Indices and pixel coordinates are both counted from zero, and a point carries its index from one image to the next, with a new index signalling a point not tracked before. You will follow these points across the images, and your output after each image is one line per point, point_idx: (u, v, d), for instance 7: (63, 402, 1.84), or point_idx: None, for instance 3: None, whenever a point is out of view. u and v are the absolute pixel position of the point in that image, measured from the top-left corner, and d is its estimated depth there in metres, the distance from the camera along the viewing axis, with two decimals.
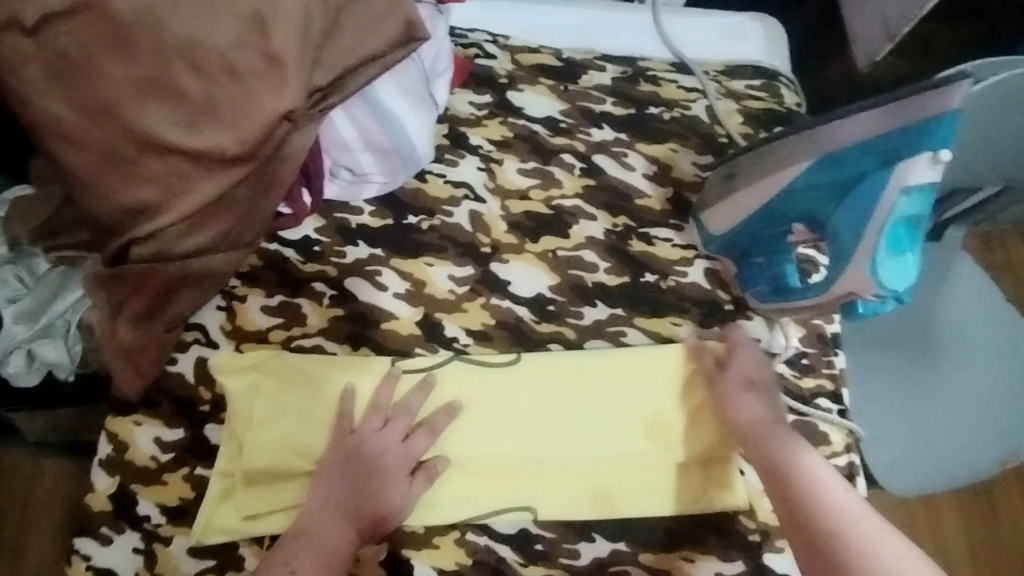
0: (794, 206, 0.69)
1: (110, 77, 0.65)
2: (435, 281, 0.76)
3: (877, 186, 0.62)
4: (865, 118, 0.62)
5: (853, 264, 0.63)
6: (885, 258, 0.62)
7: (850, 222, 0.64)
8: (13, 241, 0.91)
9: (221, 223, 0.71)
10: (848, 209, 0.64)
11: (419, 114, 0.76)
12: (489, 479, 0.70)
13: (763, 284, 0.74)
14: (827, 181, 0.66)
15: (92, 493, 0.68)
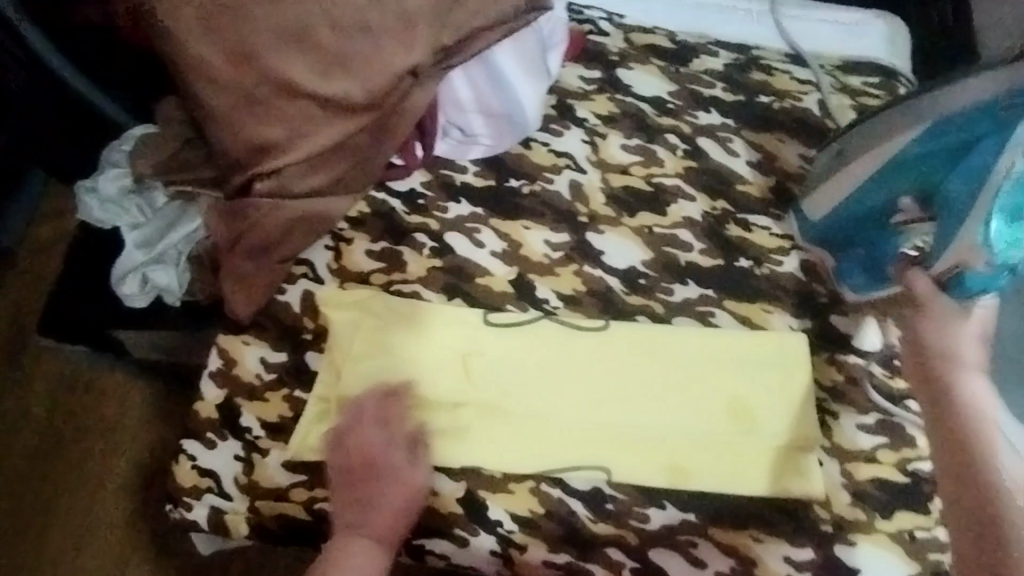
0: (902, 175, 0.67)
1: (255, 20, 0.70)
2: (531, 244, 0.79)
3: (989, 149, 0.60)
4: (981, 80, 0.59)
5: (964, 227, 0.60)
6: (998, 223, 0.59)
7: (964, 186, 0.62)
8: (137, 176, 0.95)
9: (337, 167, 0.76)
10: (968, 166, 0.62)
11: (533, 81, 0.78)
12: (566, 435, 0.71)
13: (860, 276, 0.74)
14: (940, 141, 0.63)
15: (201, 401, 0.74)
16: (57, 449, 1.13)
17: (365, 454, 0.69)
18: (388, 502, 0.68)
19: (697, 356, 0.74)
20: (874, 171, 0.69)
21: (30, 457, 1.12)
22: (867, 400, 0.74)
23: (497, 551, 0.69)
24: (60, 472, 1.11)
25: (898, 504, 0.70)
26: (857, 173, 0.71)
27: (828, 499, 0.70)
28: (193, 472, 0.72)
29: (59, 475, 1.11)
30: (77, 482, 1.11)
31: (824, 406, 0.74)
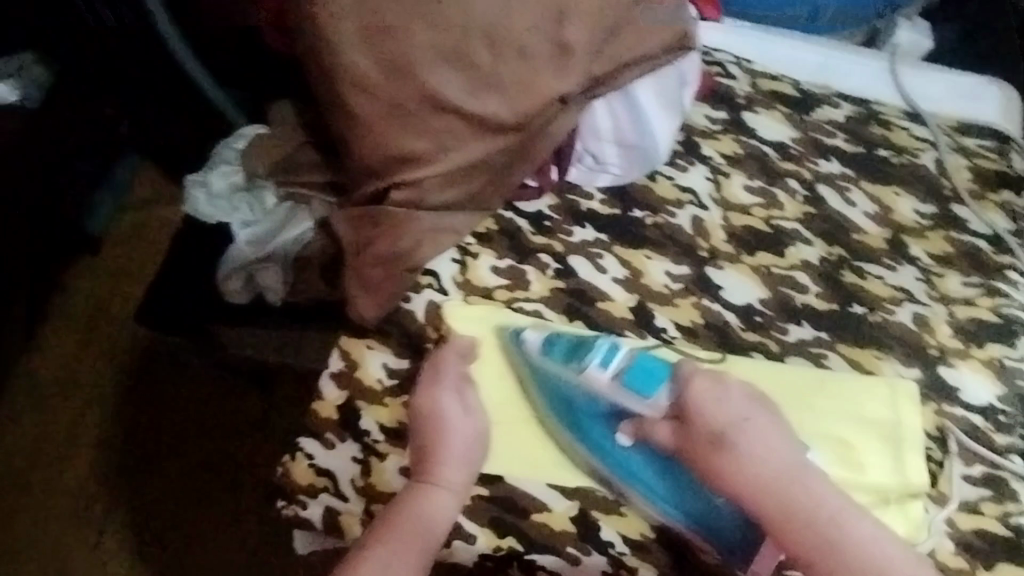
0: (576, 427, 0.73)
1: (418, 40, 0.73)
2: (651, 273, 0.80)
3: (564, 376, 0.74)
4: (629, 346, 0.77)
5: (625, 400, 0.73)
6: (630, 376, 0.73)
7: (593, 422, 0.73)
8: (250, 174, 0.97)
9: (473, 183, 0.79)
10: (575, 405, 0.74)
11: (666, 117, 0.81)
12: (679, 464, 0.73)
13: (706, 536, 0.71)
14: (571, 395, 0.74)
15: (321, 401, 0.76)
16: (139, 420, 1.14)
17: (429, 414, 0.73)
18: (467, 455, 0.72)
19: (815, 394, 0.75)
20: (545, 403, 0.75)
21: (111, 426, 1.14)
22: (971, 452, 0.75)
23: (608, 571, 0.71)
24: (143, 445, 1.13)
25: (1005, 557, 0.71)
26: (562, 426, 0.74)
27: (933, 552, 0.70)
28: (310, 471, 0.74)
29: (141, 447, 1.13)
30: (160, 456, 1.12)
31: (930, 453, 0.75)
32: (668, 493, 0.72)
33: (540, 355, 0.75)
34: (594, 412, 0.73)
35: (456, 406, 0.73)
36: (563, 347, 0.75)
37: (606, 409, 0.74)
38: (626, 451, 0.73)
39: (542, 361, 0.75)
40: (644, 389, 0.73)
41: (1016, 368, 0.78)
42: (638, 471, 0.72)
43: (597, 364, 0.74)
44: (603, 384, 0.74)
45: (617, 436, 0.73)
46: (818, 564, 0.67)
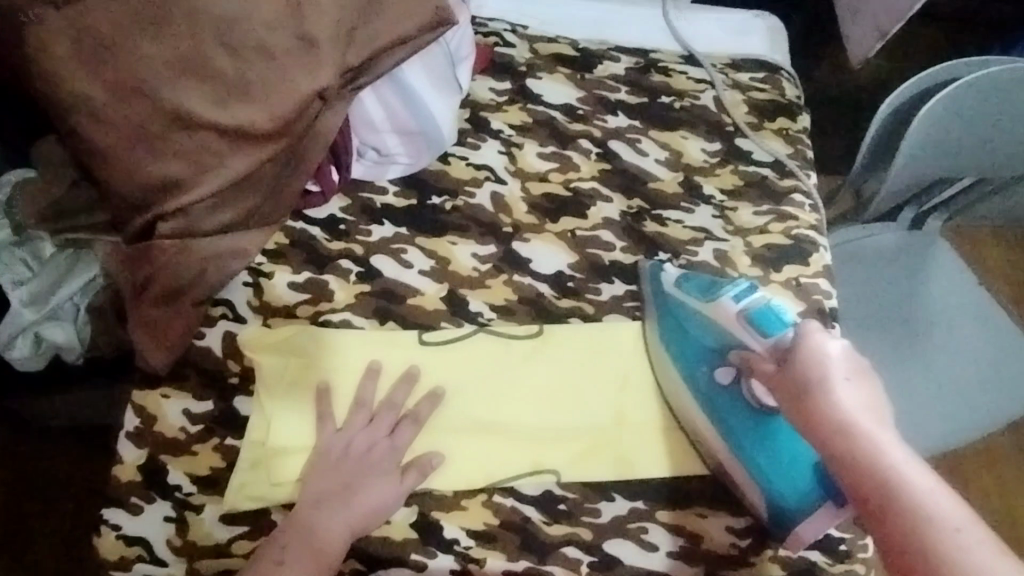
0: (694, 357, 0.74)
1: (144, 53, 0.65)
2: (458, 258, 0.78)
3: (680, 309, 0.75)
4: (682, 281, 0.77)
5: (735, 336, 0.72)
6: (754, 315, 0.72)
7: (694, 360, 0.74)
8: (17, 225, 0.86)
9: (248, 200, 0.73)
10: (691, 347, 0.74)
11: (442, 97, 0.78)
12: (511, 444, 0.74)
13: (786, 495, 0.69)
14: (686, 323, 0.75)
15: (120, 465, 0.69)
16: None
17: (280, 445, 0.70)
18: (332, 470, 0.69)
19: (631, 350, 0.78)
20: (660, 326, 0.76)
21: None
22: None
23: (456, 569, 0.70)
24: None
25: None
26: (661, 343, 0.76)
27: None
28: (120, 543, 0.67)
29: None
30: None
31: None
32: (791, 457, 0.70)
33: (676, 288, 0.76)
34: (702, 345, 0.74)
35: (323, 426, 0.71)
36: (697, 286, 0.76)
37: (708, 341, 0.74)
38: (727, 389, 0.73)
39: (675, 293, 0.76)
40: (757, 324, 0.71)
41: (812, 285, 0.81)
42: (471, 462, 0.73)
43: (729, 299, 0.73)
44: (727, 317, 0.73)
45: (717, 372, 0.74)
46: (881, 521, 0.57)
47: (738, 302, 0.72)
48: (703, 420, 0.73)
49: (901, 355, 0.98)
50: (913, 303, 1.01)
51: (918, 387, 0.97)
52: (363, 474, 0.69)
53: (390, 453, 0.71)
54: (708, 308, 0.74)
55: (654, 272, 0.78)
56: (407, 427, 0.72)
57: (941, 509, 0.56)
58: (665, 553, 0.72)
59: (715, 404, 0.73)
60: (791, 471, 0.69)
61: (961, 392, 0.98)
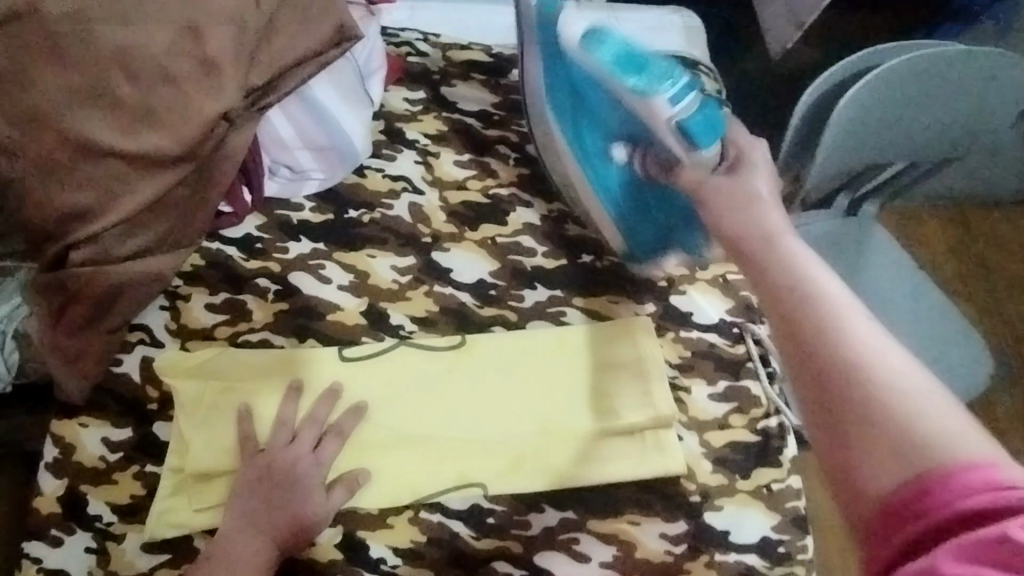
0: (593, 103, 0.76)
1: (43, 83, 0.65)
2: (378, 272, 0.78)
3: (586, 75, 0.74)
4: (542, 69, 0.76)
5: (664, 138, 0.73)
6: (692, 119, 0.71)
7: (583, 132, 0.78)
8: None
9: (161, 224, 0.73)
10: (586, 97, 0.77)
11: (354, 111, 0.79)
12: (437, 457, 0.73)
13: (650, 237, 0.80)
14: (584, 79, 0.75)
15: (40, 497, 0.69)
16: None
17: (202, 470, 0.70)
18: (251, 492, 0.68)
19: (554, 355, 0.77)
20: (552, 76, 0.76)
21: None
22: (714, 369, 0.80)
23: None
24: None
25: (755, 463, 0.77)
26: (546, 100, 0.77)
27: (690, 470, 0.76)
28: None
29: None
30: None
31: (677, 382, 0.79)
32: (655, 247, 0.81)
33: (585, 54, 0.73)
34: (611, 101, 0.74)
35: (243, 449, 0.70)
36: (609, 49, 0.73)
37: (600, 138, 0.78)
38: (616, 160, 0.79)
39: (587, 63, 0.73)
40: (692, 131, 0.71)
41: (738, 282, 0.83)
42: (396, 477, 0.72)
43: (657, 108, 0.71)
44: (659, 118, 0.72)
45: (612, 146, 0.79)
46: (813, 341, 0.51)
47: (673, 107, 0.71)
48: (598, 198, 0.79)
49: None
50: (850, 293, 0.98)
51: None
52: (285, 492, 0.68)
53: (314, 469, 0.70)
54: (631, 104, 0.73)
55: (544, 2, 0.72)
56: (331, 444, 0.71)
57: (886, 351, 0.49)
58: (599, 564, 0.72)
59: (608, 175, 0.79)
60: (654, 206, 0.80)
61: None
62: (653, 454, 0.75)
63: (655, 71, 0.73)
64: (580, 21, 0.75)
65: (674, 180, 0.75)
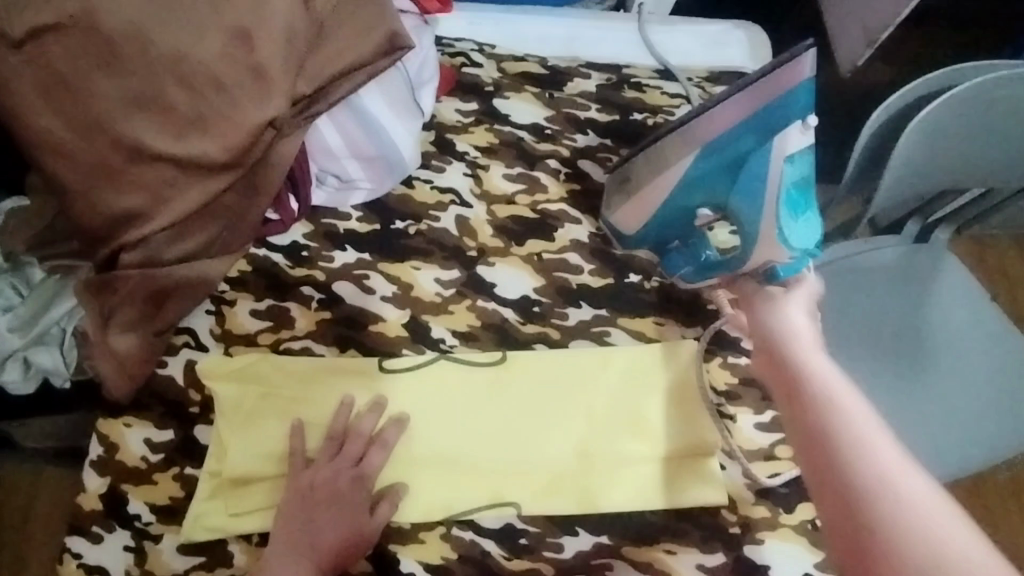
0: (730, 172, 0.68)
1: (101, 89, 0.67)
2: (422, 284, 0.77)
3: (763, 161, 0.64)
4: (737, 102, 0.65)
5: (761, 233, 0.65)
6: (789, 223, 0.63)
7: (691, 186, 0.70)
8: (9, 253, 0.90)
9: (208, 230, 0.74)
10: (716, 157, 0.67)
11: (403, 122, 0.77)
12: (471, 476, 0.71)
13: (685, 267, 0.75)
14: (750, 160, 0.65)
15: (84, 493, 0.70)
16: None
17: (238, 476, 0.69)
18: (291, 508, 0.67)
19: (605, 380, 0.75)
20: (732, 132, 0.65)
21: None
22: (762, 398, 0.76)
23: None
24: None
25: (798, 496, 0.72)
26: (692, 155, 0.69)
27: (734, 502, 0.72)
28: (79, 571, 0.68)
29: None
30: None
31: (723, 410, 0.75)
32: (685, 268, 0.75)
33: (783, 151, 0.63)
34: (749, 193, 0.66)
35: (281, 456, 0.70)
36: (804, 167, 0.63)
37: (693, 193, 0.71)
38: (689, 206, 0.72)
39: (776, 161, 0.63)
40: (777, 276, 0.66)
41: None
42: (430, 492, 0.71)
43: (773, 236, 0.63)
44: (763, 214, 0.64)
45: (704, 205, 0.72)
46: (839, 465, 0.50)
47: (779, 223, 0.63)
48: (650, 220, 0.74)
49: (900, 378, 0.90)
50: (911, 320, 0.93)
51: (926, 411, 0.89)
52: (318, 504, 0.67)
53: (348, 483, 0.69)
54: (762, 211, 0.64)
55: (800, 88, 0.61)
56: (369, 457, 0.70)
57: (908, 475, 0.48)
58: None
59: (673, 210, 0.73)
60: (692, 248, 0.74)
61: (967, 418, 0.89)
62: (694, 482, 0.72)
63: (790, 168, 0.63)
64: (804, 135, 0.62)
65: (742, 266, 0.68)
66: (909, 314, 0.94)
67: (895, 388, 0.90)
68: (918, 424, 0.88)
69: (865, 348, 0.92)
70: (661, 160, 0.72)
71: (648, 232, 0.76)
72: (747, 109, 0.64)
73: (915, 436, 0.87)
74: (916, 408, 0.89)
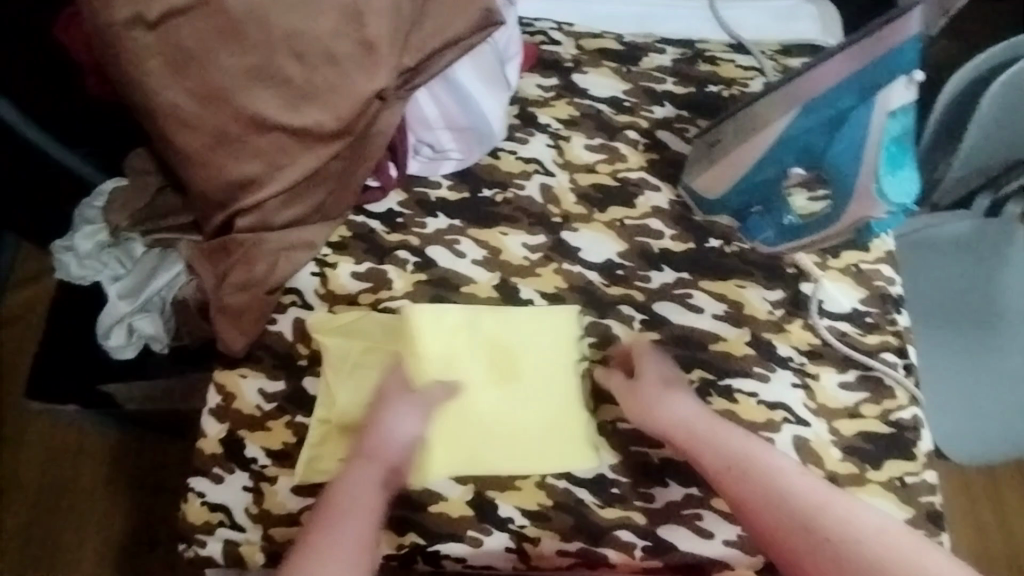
0: (829, 131, 0.70)
1: (222, 62, 0.72)
2: (510, 248, 0.81)
3: (865, 118, 0.67)
4: (839, 61, 0.67)
5: (860, 189, 0.69)
6: (887, 178, 0.69)
7: (786, 149, 0.73)
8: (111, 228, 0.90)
9: (315, 196, 0.79)
10: (814, 118, 0.70)
11: (493, 94, 0.82)
12: (513, 438, 0.74)
13: (769, 231, 0.79)
14: (851, 119, 0.68)
15: (204, 438, 0.75)
16: (68, 499, 1.09)
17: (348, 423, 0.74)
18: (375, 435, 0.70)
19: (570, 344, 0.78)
20: (834, 91, 0.68)
21: (39, 514, 1.08)
22: (844, 358, 0.78)
23: (512, 547, 0.72)
24: (80, 522, 1.08)
25: (888, 453, 0.75)
26: (790, 116, 0.71)
27: (819, 457, 0.75)
28: (204, 508, 0.73)
29: (78, 526, 1.08)
30: (101, 531, 1.08)
31: (805, 369, 0.78)
32: (769, 230, 0.79)
33: (885, 108, 0.66)
34: (847, 149, 0.69)
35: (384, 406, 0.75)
36: (903, 122, 0.68)
37: (787, 155, 0.73)
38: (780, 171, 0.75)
39: (879, 116, 0.67)
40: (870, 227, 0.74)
41: (872, 271, 0.81)
42: (456, 449, 0.73)
43: (871, 191, 0.69)
44: (863, 172, 0.69)
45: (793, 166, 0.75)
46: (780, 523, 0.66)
47: (878, 179, 0.68)
48: (739, 185, 0.77)
49: (969, 348, 0.91)
50: (984, 290, 0.93)
51: (995, 381, 0.89)
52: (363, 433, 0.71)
53: None
54: (862, 165, 0.68)
55: (907, 46, 0.63)
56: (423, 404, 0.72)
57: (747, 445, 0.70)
58: (722, 540, 0.72)
59: (762, 175, 0.76)
60: (775, 210, 0.78)
61: None
62: (774, 439, 0.75)
63: (890, 125, 0.67)
64: (905, 92, 0.66)
65: (836, 223, 0.73)
66: (974, 292, 0.93)
67: (963, 357, 0.91)
68: (987, 392, 0.89)
69: (934, 318, 0.93)
70: (757, 121, 0.73)
71: (734, 197, 0.79)
72: (850, 67, 0.66)
73: (983, 405, 0.88)
74: (982, 385, 0.89)
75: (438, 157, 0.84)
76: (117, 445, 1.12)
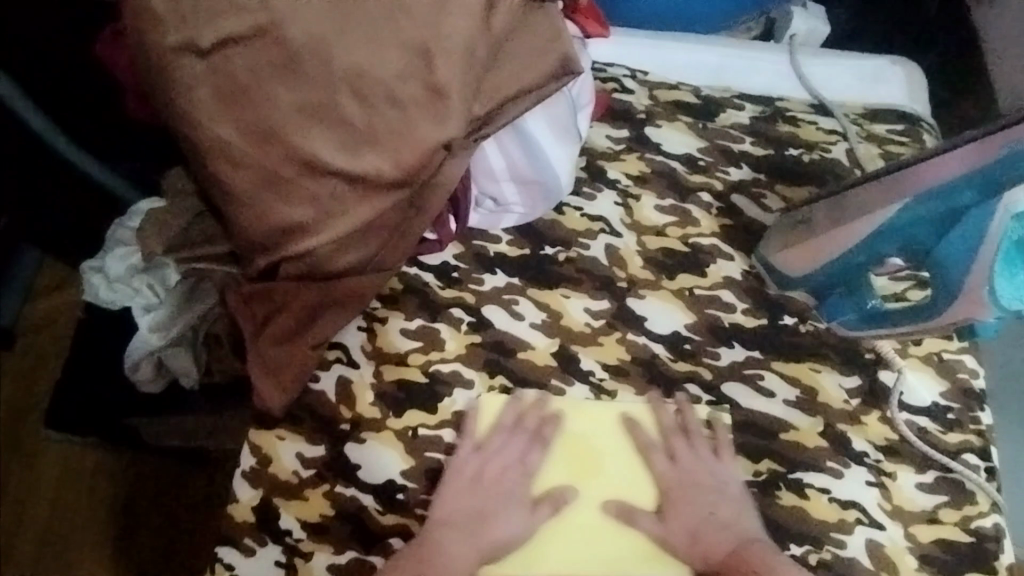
0: (938, 224, 0.65)
1: (279, 99, 0.65)
2: (571, 313, 0.76)
3: (984, 218, 0.61)
4: (963, 152, 0.61)
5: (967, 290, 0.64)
6: (1001, 281, 0.63)
7: (890, 236, 0.67)
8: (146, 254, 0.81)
9: (370, 245, 0.72)
10: (926, 208, 0.64)
11: (564, 147, 0.77)
12: (614, 535, 0.69)
13: (850, 314, 0.74)
14: (968, 215, 0.62)
15: (235, 504, 0.70)
16: (78, 539, 1.02)
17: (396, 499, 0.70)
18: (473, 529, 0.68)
19: (589, 422, 0.72)
20: (951, 185, 0.62)
21: (47, 554, 1.01)
22: (923, 456, 0.73)
23: None
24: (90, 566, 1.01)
25: (965, 564, 0.70)
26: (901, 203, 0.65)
27: (895, 563, 0.69)
28: None
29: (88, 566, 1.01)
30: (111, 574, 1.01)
31: (880, 466, 0.72)
32: (854, 315, 0.73)
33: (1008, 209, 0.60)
34: (959, 248, 0.63)
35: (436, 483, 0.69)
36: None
37: (888, 243, 0.68)
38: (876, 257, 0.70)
39: (1000, 218, 0.60)
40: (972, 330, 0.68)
41: (955, 361, 0.76)
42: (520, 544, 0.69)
43: (981, 293, 0.63)
44: (975, 273, 0.63)
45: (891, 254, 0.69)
46: None
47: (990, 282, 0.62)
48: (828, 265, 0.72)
49: None
50: None
51: None
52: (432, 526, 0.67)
53: (499, 508, 0.68)
54: (972, 266, 0.63)
55: None
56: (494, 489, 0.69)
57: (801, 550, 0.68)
58: None
59: (855, 259, 0.70)
60: (861, 295, 0.72)
61: None
62: (846, 542, 0.70)
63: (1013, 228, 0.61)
64: None
65: (933, 319, 0.68)
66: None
67: None
68: None
69: None
70: (855, 206, 0.69)
71: (819, 277, 0.73)
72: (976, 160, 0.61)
73: None
74: None
75: (499, 210, 0.79)
76: (128, 477, 1.04)
